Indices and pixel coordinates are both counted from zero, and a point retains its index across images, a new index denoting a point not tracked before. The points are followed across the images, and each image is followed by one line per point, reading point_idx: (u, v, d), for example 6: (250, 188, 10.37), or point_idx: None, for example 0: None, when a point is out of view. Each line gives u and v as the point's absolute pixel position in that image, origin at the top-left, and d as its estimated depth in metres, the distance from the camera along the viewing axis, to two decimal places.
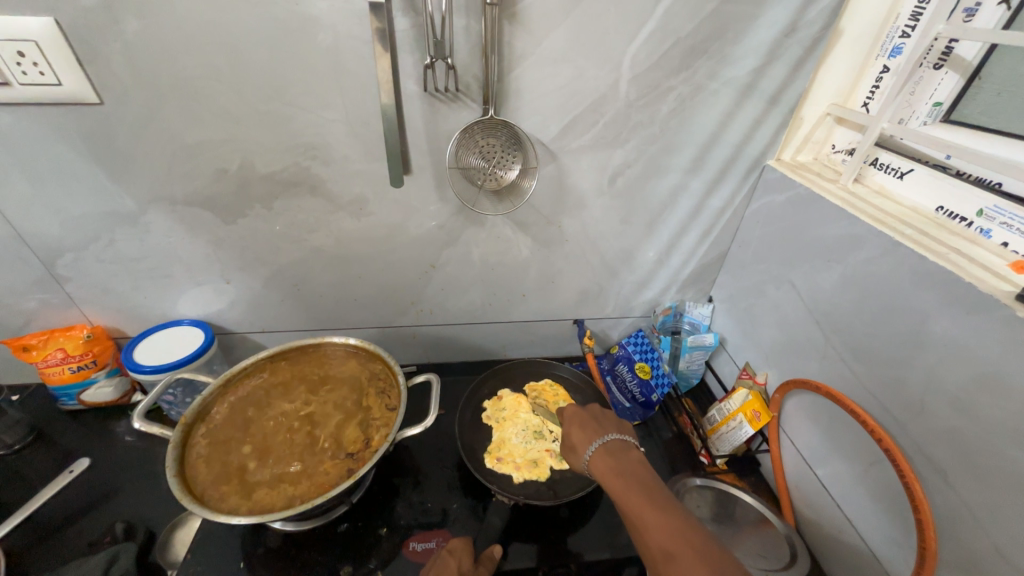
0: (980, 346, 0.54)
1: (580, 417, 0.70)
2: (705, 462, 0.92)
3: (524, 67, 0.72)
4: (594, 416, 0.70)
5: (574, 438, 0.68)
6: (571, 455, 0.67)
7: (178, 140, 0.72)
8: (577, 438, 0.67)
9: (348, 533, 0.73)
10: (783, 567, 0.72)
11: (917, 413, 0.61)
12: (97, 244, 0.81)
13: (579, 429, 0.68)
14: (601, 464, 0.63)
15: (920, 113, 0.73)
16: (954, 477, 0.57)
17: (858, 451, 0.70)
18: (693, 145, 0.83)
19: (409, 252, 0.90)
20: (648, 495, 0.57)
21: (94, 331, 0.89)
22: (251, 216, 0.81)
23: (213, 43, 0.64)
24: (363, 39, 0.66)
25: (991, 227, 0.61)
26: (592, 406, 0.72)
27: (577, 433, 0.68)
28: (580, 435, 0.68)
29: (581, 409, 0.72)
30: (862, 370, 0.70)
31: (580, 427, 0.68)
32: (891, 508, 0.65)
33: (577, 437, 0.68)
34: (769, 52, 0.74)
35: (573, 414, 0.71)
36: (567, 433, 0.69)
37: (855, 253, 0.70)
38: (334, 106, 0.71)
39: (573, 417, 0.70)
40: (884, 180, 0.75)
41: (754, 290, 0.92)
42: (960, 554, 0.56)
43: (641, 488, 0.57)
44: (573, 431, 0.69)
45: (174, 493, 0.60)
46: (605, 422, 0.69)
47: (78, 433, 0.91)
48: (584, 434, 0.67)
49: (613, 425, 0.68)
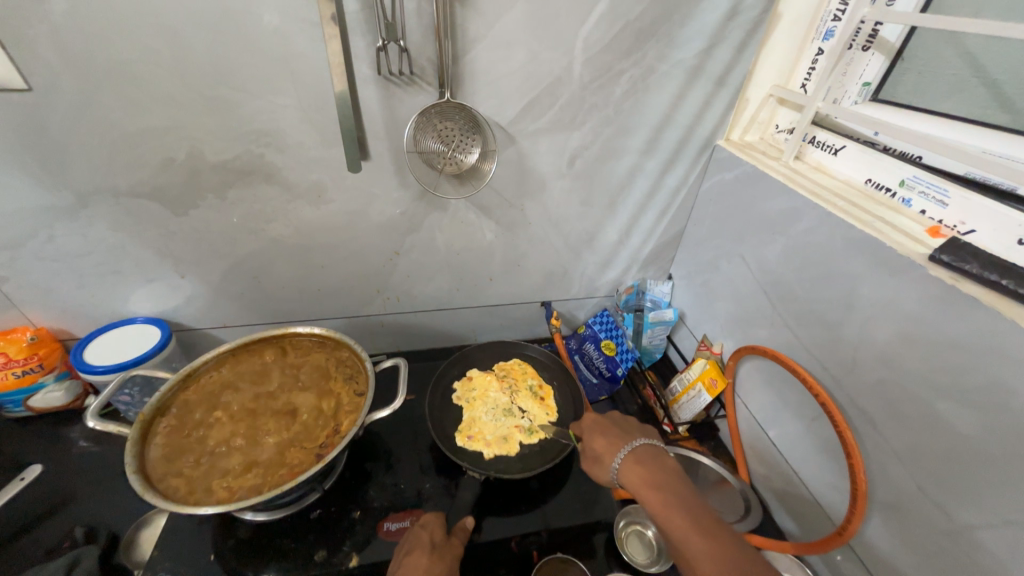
0: (901, 304, 0.59)
1: (603, 429, 0.71)
2: (668, 431, 0.97)
3: (479, 49, 0.72)
4: (616, 427, 0.71)
5: (598, 449, 0.69)
6: (598, 467, 0.68)
7: (119, 127, 0.69)
8: (603, 448, 0.68)
9: (322, 518, 0.73)
10: (738, 517, 0.78)
11: (850, 369, 0.67)
12: (35, 240, 0.76)
13: (604, 439, 0.69)
14: (631, 473, 0.63)
15: (852, 93, 0.77)
16: (882, 424, 0.63)
17: (802, 408, 0.76)
18: (647, 126, 0.86)
19: (373, 239, 0.90)
20: (686, 509, 0.58)
21: (38, 334, 0.85)
22: (204, 207, 0.79)
23: (150, 25, 0.62)
24: (312, 20, 0.65)
25: (911, 196, 0.67)
26: (614, 417, 0.74)
27: (602, 443, 0.69)
28: (605, 446, 0.68)
29: (602, 419, 0.73)
30: (803, 334, 0.75)
31: (605, 438, 0.69)
32: (831, 458, 0.71)
33: (602, 448, 0.68)
34: (714, 34, 0.78)
35: (595, 426, 0.72)
36: (593, 443, 0.69)
37: (795, 225, 0.74)
38: (285, 91, 0.70)
39: (596, 428, 0.72)
40: (821, 157, 0.80)
41: (709, 266, 0.97)
42: (888, 492, 0.63)
43: (680, 504, 0.58)
44: (596, 442, 0.70)
45: (136, 489, 0.59)
46: (630, 431, 0.70)
47: (28, 440, 0.87)
48: (609, 445, 0.68)
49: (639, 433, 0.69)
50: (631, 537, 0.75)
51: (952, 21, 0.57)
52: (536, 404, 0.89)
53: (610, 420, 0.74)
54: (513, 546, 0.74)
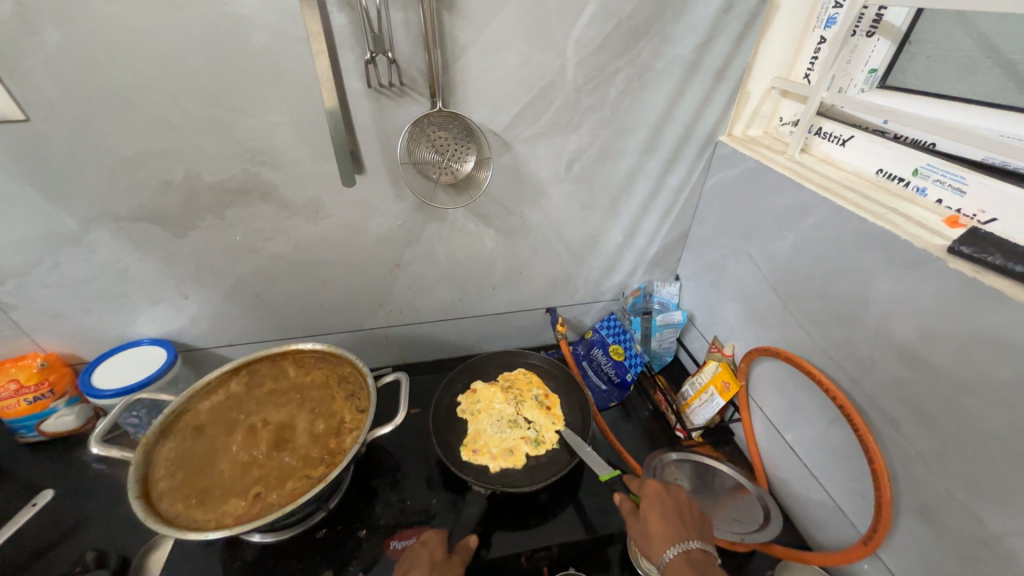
0: (919, 299, 0.56)
1: (664, 510, 0.65)
2: (682, 437, 0.93)
3: (469, 57, 0.72)
4: (679, 508, 0.65)
5: (651, 528, 0.63)
6: (645, 543, 0.63)
7: (116, 152, 0.69)
8: (657, 530, 0.63)
9: (328, 538, 0.73)
10: (758, 528, 0.74)
11: (868, 370, 0.64)
12: (41, 267, 0.78)
13: (662, 522, 0.63)
14: (678, 571, 0.57)
15: (857, 81, 0.74)
16: (905, 427, 0.59)
17: (821, 410, 0.72)
18: (646, 126, 0.84)
19: (373, 252, 0.89)
20: None
21: (48, 359, 0.86)
22: (203, 228, 0.79)
23: (142, 51, 0.62)
24: (299, 37, 0.65)
25: (926, 185, 0.64)
26: (681, 498, 0.67)
27: (656, 524, 0.64)
28: (660, 529, 0.63)
29: (668, 499, 0.67)
30: (817, 332, 0.72)
31: (663, 520, 0.63)
32: (852, 462, 0.68)
33: (656, 531, 0.63)
34: (710, 29, 0.76)
35: (657, 500, 0.66)
36: (646, 521, 0.64)
37: (804, 220, 0.72)
38: (278, 109, 0.70)
39: (657, 505, 0.66)
40: (829, 148, 0.77)
41: (716, 265, 0.94)
42: (916, 499, 0.59)
43: None
44: (651, 519, 0.65)
45: (139, 515, 0.59)
46: (692, 526, 0.63)
47: (41, 464, 0.88)
48: (664, 530, 0.63)
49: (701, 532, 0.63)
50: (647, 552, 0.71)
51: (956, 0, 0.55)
52: (542, 415, 0.87)
53: (677, 501, 0.67)
54: (524, 561, 0.72)
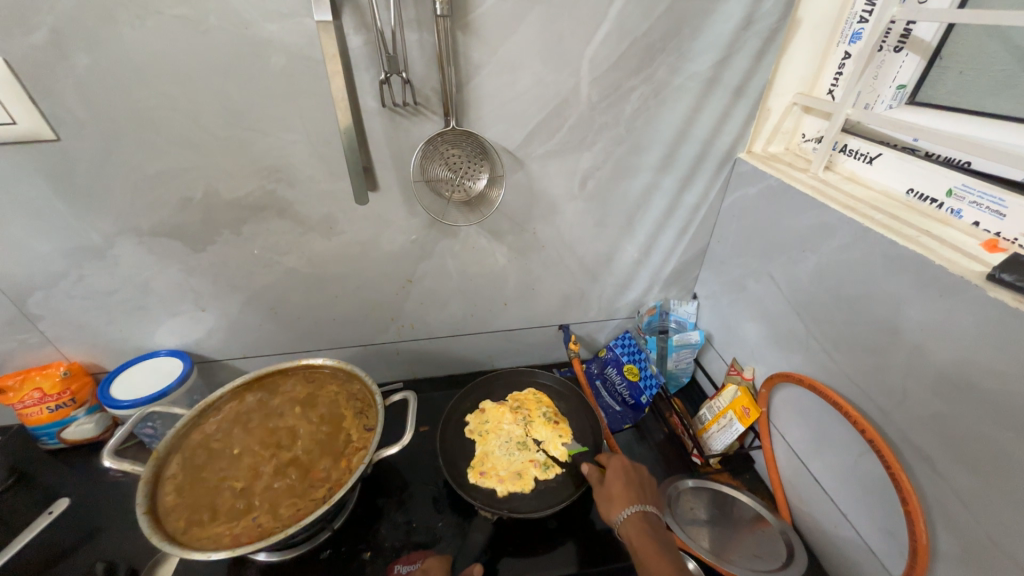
0: (956, 328, 0.53)
1: (625, 475, 0.71)
2: (698, 462, 0.88)
3: (482, 76, 0.72)
4: (639, 476, 0.72)
5: (614, 489, 0.69)
6: (606, 503, 0.68)
7: (140, 170, 0.71)
8: (619, 491, 0.68)
9: (332, 559, 0.72)
10: (780, 566, 0.70)
11: (899, 402, 0.60)
12: (67, 280, 0.80)
13: (624, 485, 0.69)
14: (635, 529, 0.63)
15: (885, 97, 0.72)
16: (941, 464, 0.55)
17: (848, 441, 0.68)
18: (662, 143, 0.83)
19: (385, 268, 0.89)
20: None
21: (71, 368, 0.88)
22: (221, 243, 0.81)
23: (166, 73, 0.64)
24: (317, 58, 0.66)
25: (961, 207, 0.60)
26: (640, 468, 0.73)
27: (619, 487, 0.69)
28: (622, 491, 0.68)
29: (628, 467, 0.73)
30: (843, 359, 0.68)
31: (625, 483, 0.69)
32: (883, 500, 0.63)
33: (618, 492, 0.68)
34: (728, 46, 0.74)
35: (620, 466, 0.72)
36: (609, 484, 0.69)
37: (828, 241, 0.69)
38: (294, 128, 0.71)
39: (619, 471, 0.71)
40: (855, 166, 0.74)
41: (735, 285, 0.91)
42: (955, 544, 0.54)
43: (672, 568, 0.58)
44: (615, 483, 0.70)
45: (145, 532, 0.59)
46: (648, 490, 0.69)
47: (60, 472, 0.89)
48: (624, 491, 0.68)
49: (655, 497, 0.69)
50: None
51: (988, 15, 0.53)
52: (552, 436, 0.85)
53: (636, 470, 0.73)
54: None
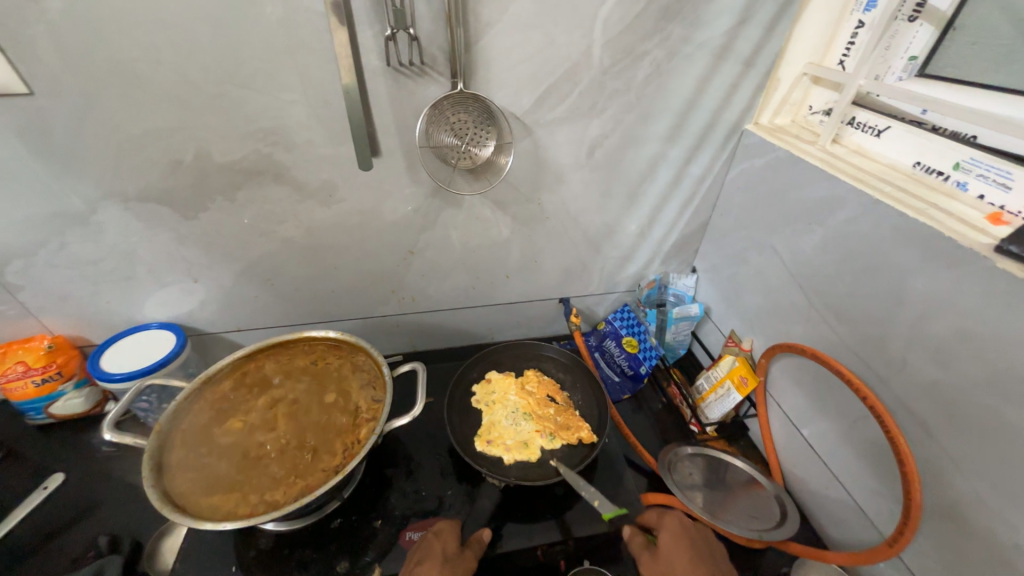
0: (959, 300, 0.55)
1: (686, 543, 0.68)
2: (696, 431, 0.93)
3: (491, 35, 0.68)
4: (696, 544, 0.68)
5: (675, 560, 0.66)
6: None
7: (124, 129, 0.67)
8: (682, 564, 0.65)
9: (342, 527, 0.73)
10: (775, 525, 0.73)
11: (898, 369, 0.62)
12: (48, 248, 0.75)
13: (687, 556, 0.66)
14: None
15: (896, 69, 0.70)
16: (936, 429, 0.58)
17: (844, 408, 0.71)
18: (671, 112, 0.81)
19: (386, 238, 0.87)
20: None
21: (55, 341, 0.85)
22: (213, 210, 0.77)
23: (151, 22, 0.59)
24: (317, 10, 0.62)
25: (967, 180, 0.61)
26: (695, 529, 0.71)
27: (679, 557, 0.66)
28: (683, 562, 0.65)
29: (688, 532, 0.70)
30: (843, 330, 0.70)
31: (684, 552, 0.66)
32: (876, 462, 0.67)
33: (681, 564, 0.65)
34: (743, 10, 0.72)
35: (677, 535, 0.69)
36: (669, 555, 0.66)
37: (836, 214, 0.69)
38: (291, 86, 0.67)
39: (676, 539, 0.68)
40: (862, 139, 0.74)
41: (737, 258, 0.92)
42: (941, 501, 0.58)
43: None
44: (672, 552, 0.67)
45: (154, 503, 0.59)
46: (709, 558, 0.67)
47: (51, 446, 0.87)
48: (689, 563, 0.65)
49: (713, 565, 0.66)
50: None
51: None
52: (558, 408, 0.86)
53: (693, 534, 0.70)
54: (539, 555, 0.71)
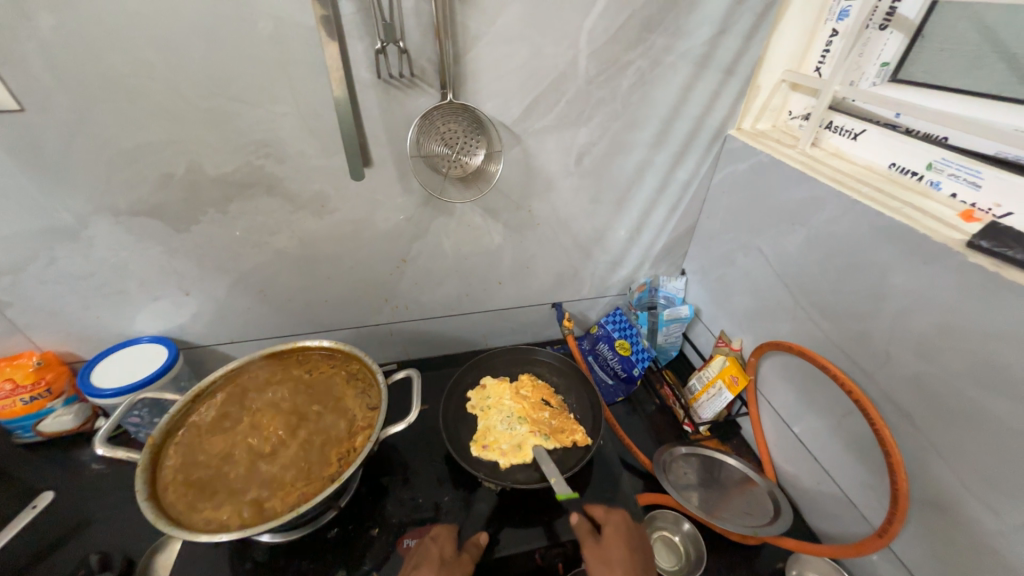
0: (936, 295, 0.57)
1: (626, 538, 0.66)
2: (690, 431, 0.94)
3: (479, 48, 0.70)
4: (638, 543, 0.66)
5: (614, 555, 0.64)
6: (604, 569, 0.62)
7: (115, 144, 0.67)
8: (619, 558, 0.63)
9: (340, 537, 0.73)
10: (769, 521, 0.74)
11: (882, 364, 0.64)
12: (37, 263, 0.75)
13: (627, 552, 0.64)
14: None
15: (869, 75, 0.73)
16: (920, 421, 0.60)
17: (832, 403, 0.73)
18: (656, 119, 0.83)
19: (379, 247, 0.87)
20: None
21: (44, 358, 0.84)
22: (205, 223, 0.77)
23: (142, 39, 0.60)
24: (308, 26, 0.63)
25: (940, 179, 0.64)
26: (639, 529, 0.69)
27: (618, 552, 0.64)
28: (622, 557, 0.63)
29: (629, 529, 0.68)
30: (829, 327, 0.72)
31: (625, 549, 0.65)
32: (864, 456, 0.68)
33: (618, 558, 0.63)
34: (722, 21, 0.75)
35: (620, 530, 0.67)
36: (608, 548, 0.65)
37: (817, 215, 0.72)
38: (283, 99, 0.68)
39: (619, 535, 0.67)
40: (840, 142, 0.77)
41: (724, 260, 0.94)
42: (929, 492, 0.60)
43: None
44: (612, 547, 0.65)
45: (149, 517, 0.58)
46: (647, 558, 0.65)
47: (39, 464, 0.86)
48: (626, 559, 0.63)
49: (651, 565, 0.64)
50: (658, 543, 0.77)
51: None
52: (552, 411, 0.87)
53: (637, 534, 0.68)
54: (537, 558, 0.71)
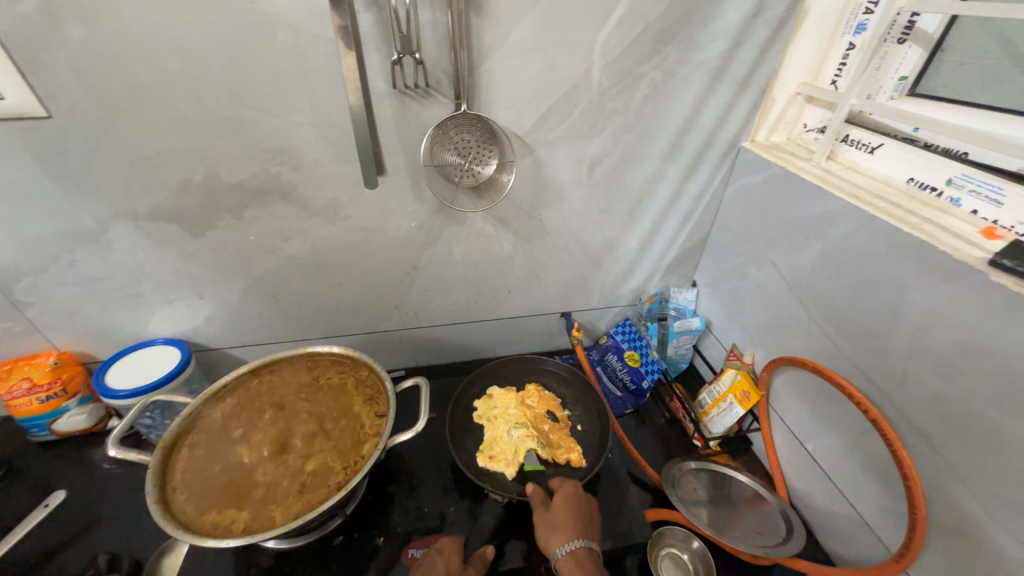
0: (957, 314, 0.55)
1: (572, 504, 0.69)
2: (699, 445, 0.92)
3: (494, 59, 0.71)
4: (585, 509, 0.69)
5: (559, 519, 0.67)
6: (548, 532, 0.66)
7: (136, 150, 0.68)
8: (562, 522, 0.66)
9: (345, 545, 0.73)
10: (780, 541, 0.72)
11: (899, 383, 0.63)
12: (58, 265, 0.77)
13: (570, 516, 0.67)
14: (571, 564, 0.61)
15: (887, 88, 0.72)
16: (939, 442, 0.58)
17: (847, 422, 0.71)
18: (669, 131, 0.83)
19: (390, 254, 0.88)
20: None
21: (61, 358, 0.85)
22: (221, 228, 0.78)
23: (166, 49, 0.61)
24: (326, 37, 0.64)
25: (960, 196, 0.62)
26: (588, 496, 0.72)
27: (563, 516, 0.67)
28: (565, 521, 0.66)
29: (576, 496, 0.70)
30: (844, 344, 0.71)
31: (570, 513, 0.67)
32: (881, 477, 0.66)
33: (561, 522, 0.66)
34: (737, 34, 0.74)
35: (569, 496, 0.70)
36: (553, 512, 0.68)
37: (832, 229, 0.71)
38: (300, 108, 0.69)
39: (567, 500, 0.69)
40: (856, 156, 0.76)
41: (736, 272, 0.93)
42: (949, 516, 0.58)
43: None
44: (559, 512, 0.68)
45: (157, 520, 0.59)
46: (589, 523, 0.67)
47: (52, 463, 0.87)
48: (570, 522, 0.66)
49: (592, 529, 0.67)
50: (666, 560, 0.75)
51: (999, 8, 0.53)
52: (553, 424, 0.86)
53: (584, 501, 0.70)
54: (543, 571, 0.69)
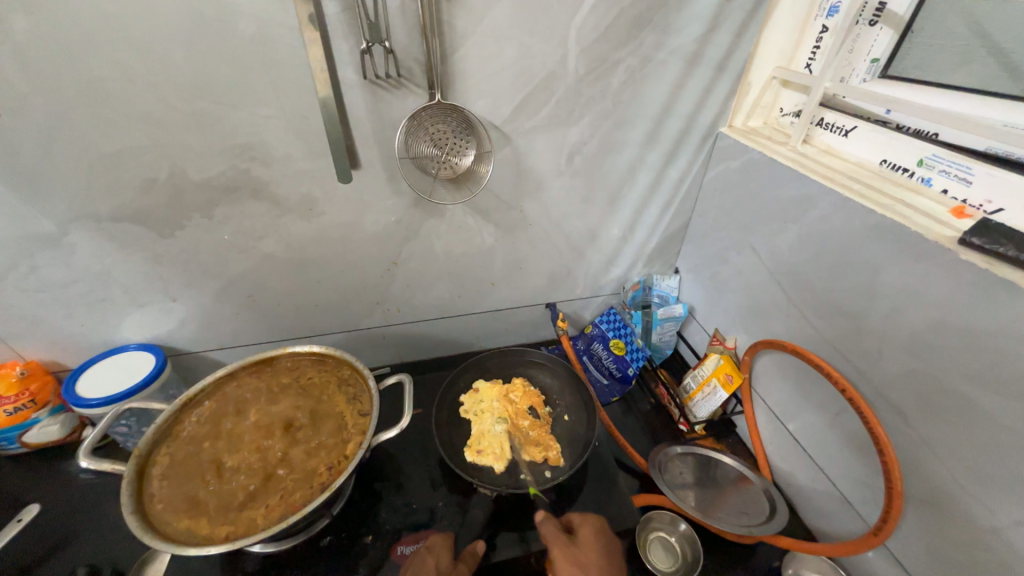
0: (929, 292, 0.56)
1: (599, 542, 0.66)
2: (685, 430, 0.93)
3: (467, 47, 0.69)
4: (611, 548, 0.66)
5: (587, 558, 0.63)
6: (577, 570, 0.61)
7: (94, 148, 0.65)
8: (591, 560, 0.63)
9: (333, 545, 0.72)
10: (764, 519, 0.74)
11: (875, 362, 0.64)
12: (18, 271, 0.73)
13: (600, 556, 0.63)
14: None
15: (860, 70, 0.72)
16: (913, 418, 0.60)
17: (826, 401, 0.73)
18: (647, 117, 0.82)
19: (369, 250, 0.86)
20: None
21: (28, 367, 0.82)
22: (190, 228, 0.76)
23: (120, 41, 0.58)
24: (290, 26, 0.62)
25: (931, 175, 0.63)
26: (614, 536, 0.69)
27: (591, 554, 0.64)
28: (596, 560, 0.63)
29: (602, 534, 0.67)
30: (822, 325, 0.72)
31: (598, 553, 0.64)
32: (859, 453, 0.68)
33: (590, 560, 0.63)
34: (712, 18, 0.74)
35: (595, 533, 0.67)
36: (579, 548, 0.64)
37: (809, 213, 0.71)
38: (267, 101, 0.66)
39: (593, 538, 0.66)
40: (831, 139, 0.77)
41: (717, 258, 0.94)
42: (924, 489, 0.60)
43: None
44: (587, 550, 0.64)
45: (134, 531, 0.57)
46: (617, 563, 0.64)
47: (24, 477, 0.84)
48: (600, 563, 0.63)
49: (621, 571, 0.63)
50: (654, 544, 0.76)
51: None
52: (533, 420, 0.85)
53: (610, 540, 0.67)
54: (533, 561, 0.70)
